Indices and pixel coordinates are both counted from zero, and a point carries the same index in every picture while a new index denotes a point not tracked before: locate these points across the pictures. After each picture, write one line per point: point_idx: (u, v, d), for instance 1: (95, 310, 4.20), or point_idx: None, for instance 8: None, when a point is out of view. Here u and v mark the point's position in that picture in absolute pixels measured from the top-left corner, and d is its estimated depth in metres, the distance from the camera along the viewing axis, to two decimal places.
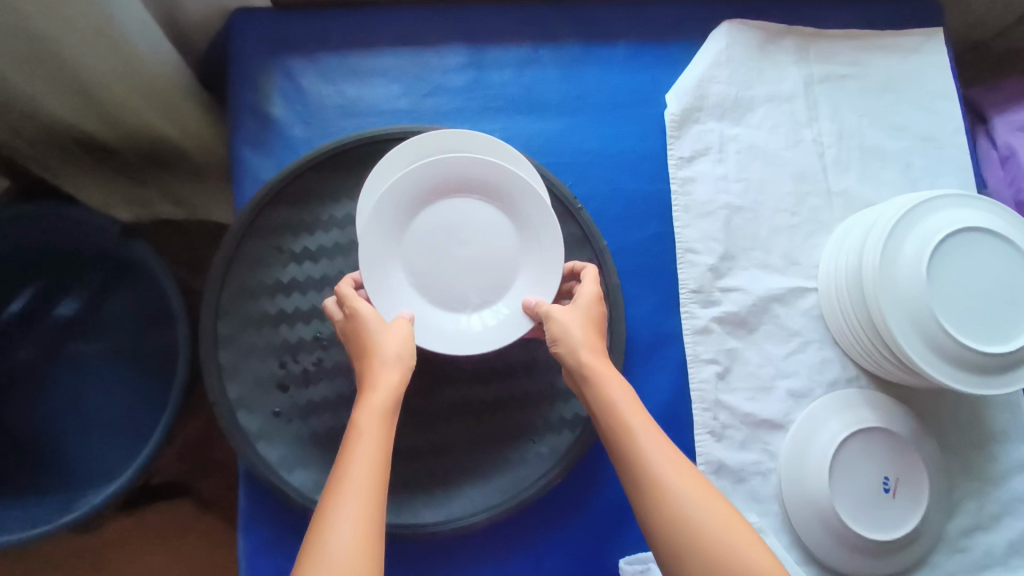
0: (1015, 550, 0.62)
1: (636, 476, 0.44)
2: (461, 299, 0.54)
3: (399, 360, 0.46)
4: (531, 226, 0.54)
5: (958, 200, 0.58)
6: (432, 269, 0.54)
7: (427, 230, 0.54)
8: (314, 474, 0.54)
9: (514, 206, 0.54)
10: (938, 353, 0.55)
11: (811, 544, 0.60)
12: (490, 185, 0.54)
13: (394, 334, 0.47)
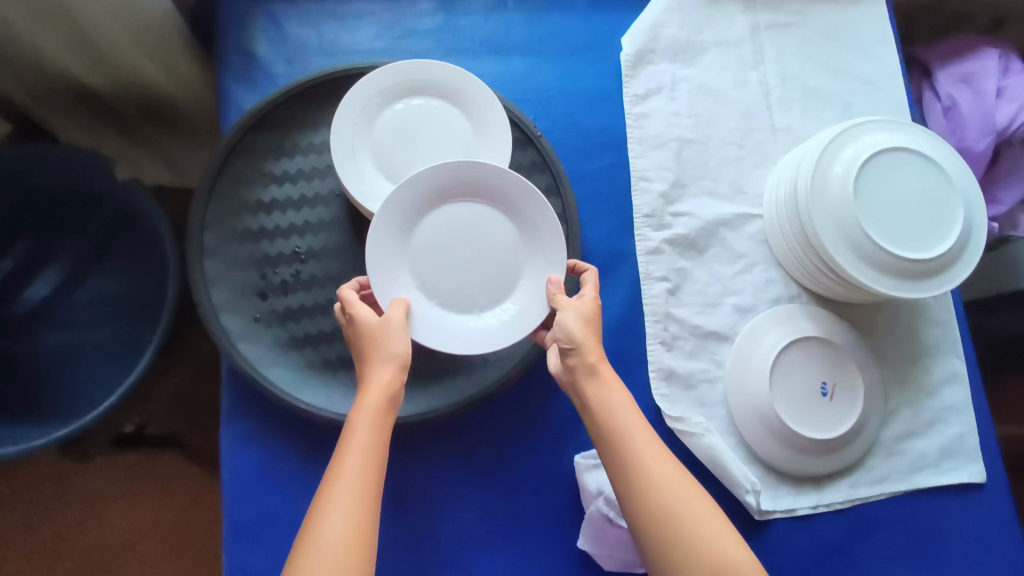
0: (947, 453, 0.67)
1: (623, 464, 0.50)
2: (467, 299, 0.58)
3: (391, 361, 0.52)
4: (537, 230, 0.58)
5: (880, 125, 0.64)
6: (437, 271, 0.58)
7: (432, 233, 0.58)
8: (291, 372, 0.61)
9: (516, 207, 0.58)
10: (864, 259, 0.60)
11: (756, 445, 0.64)
12: (495, 192, 0.58)
13: (396, 337, 0.53)
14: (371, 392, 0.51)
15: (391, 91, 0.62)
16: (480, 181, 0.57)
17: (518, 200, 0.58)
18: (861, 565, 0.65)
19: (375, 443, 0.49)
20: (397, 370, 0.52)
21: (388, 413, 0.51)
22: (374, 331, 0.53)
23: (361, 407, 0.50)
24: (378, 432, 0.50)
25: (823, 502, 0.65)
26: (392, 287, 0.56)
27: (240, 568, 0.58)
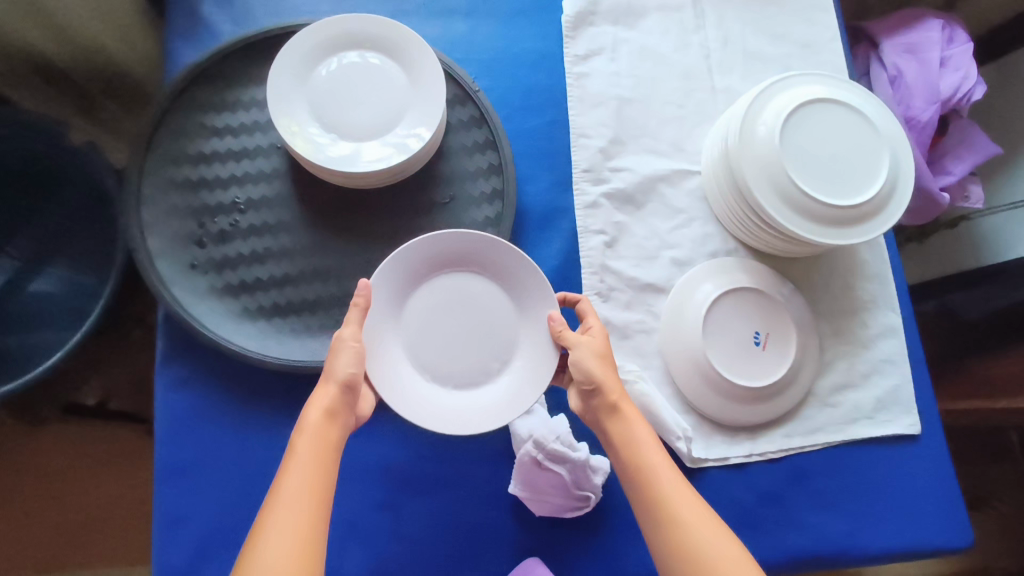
0: (882, 406, 0.69)
1: (652, 510, 0.52)
2: (469, 375, 0.59)
3: (334, 382, 0.52)
4: (529, 294, 0.59)
5: (804, 81, 0.66)
6: (436, 350, 0.59)
7: (426, 307, 0.59)
8: (227, 318, 0.63)
9: (495, 264, 0.59)
10: (789, 205, 0.62)
11: (690, 394, 0.65)
12: (485, 259, 0.59)
13: (346, 362, 0.53)
14: (312, 413, 0.51)
15: (329, 44, 0.65)
16: (468, 248, 0.58)
17: (507, 262, 0.58)
18: (795, 514, 0.66)
19: (319, 466, 0.49)
20: (340, 392, 0.52)
21: (330, 435, 0.51)
22: (330, 356, 0.53)
23: (305, 430, 0.50)
24: (320, 453, 0.50)
25: (757, 451, 0.66)
26: (395, 373, 0.56)
27: (169, 510, 0.61)
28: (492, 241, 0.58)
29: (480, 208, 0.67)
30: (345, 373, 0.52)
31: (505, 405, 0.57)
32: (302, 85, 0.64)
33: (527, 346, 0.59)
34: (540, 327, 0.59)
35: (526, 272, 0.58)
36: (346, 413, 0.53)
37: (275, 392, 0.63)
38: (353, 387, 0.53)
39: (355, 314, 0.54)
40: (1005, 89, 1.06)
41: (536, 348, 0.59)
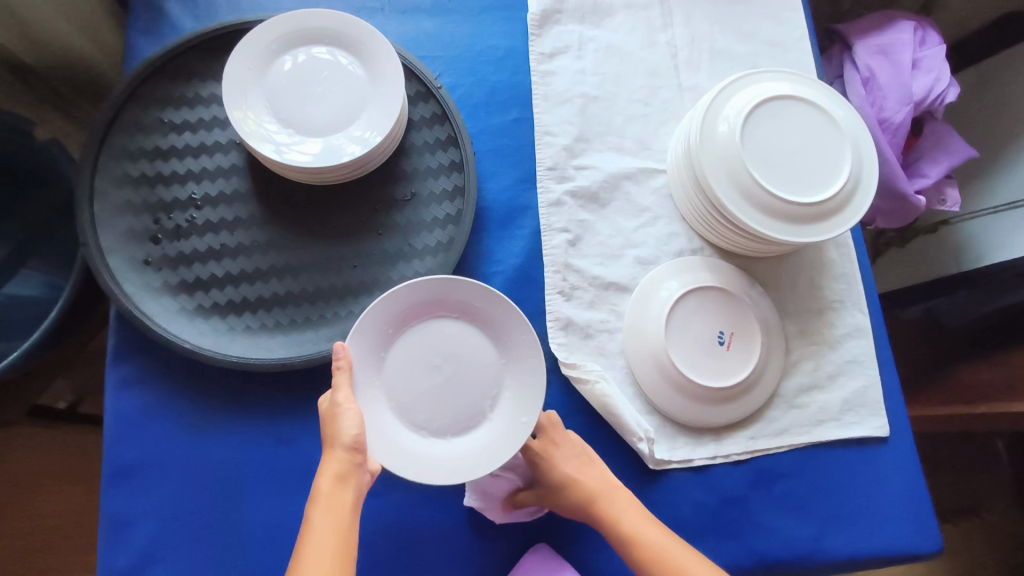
0: (849, 406, 0.68)
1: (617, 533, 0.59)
2: (461, 421, 0.60)
3: (339, 447, 0.53)
4: (508, 328, 0.61)
5: (765, 81, 0.67)
6: (425, 403, 0.60)
7: (408, 361, 0.61)
8: (182, 314, 0.63)
9: (452, 302, 0.62)
10: (751, 204, 0.63)
11: (653, 395, 0.65)
12: (459, 302, 0.62)
13: (349, 426, 0.53)
14: (323, 482, 0.52)
15: (288, 39, 0.65)
16: (441, 295, 0.61)
17: (480, 301, 0.61)
18: (758, 517, 0.65)
19: (337, 531, 0.50)
20: (347, 455, 0.52)
21: (344, 497, 0.51)
22: (331, 422, 0.54)
23: (317, 499, 0.51)
24: (335, 519, 0.50)
25: (721, 453, 0.66)
26: (391, 437, 0.58)
27: (118, 509, 0.61)
28: (465, 282, 0.60)
29: (441, 205, 0.67)
30: (351, 437, 0.53)
31: (499, 444, 0.59)
32: (260, 79, 0.64)
33: (513, 382, 0.61)
34: (523, 361, 0.61)
35: (498, 305, 0.60)
36: (358, 473, 0.53)
37: (230, 389, 0.64)
38: (359, 448, 0.53)
39: (343, 376, 0.55)
40: (985, 90, 1.05)
41: (520, 377, 0.61)
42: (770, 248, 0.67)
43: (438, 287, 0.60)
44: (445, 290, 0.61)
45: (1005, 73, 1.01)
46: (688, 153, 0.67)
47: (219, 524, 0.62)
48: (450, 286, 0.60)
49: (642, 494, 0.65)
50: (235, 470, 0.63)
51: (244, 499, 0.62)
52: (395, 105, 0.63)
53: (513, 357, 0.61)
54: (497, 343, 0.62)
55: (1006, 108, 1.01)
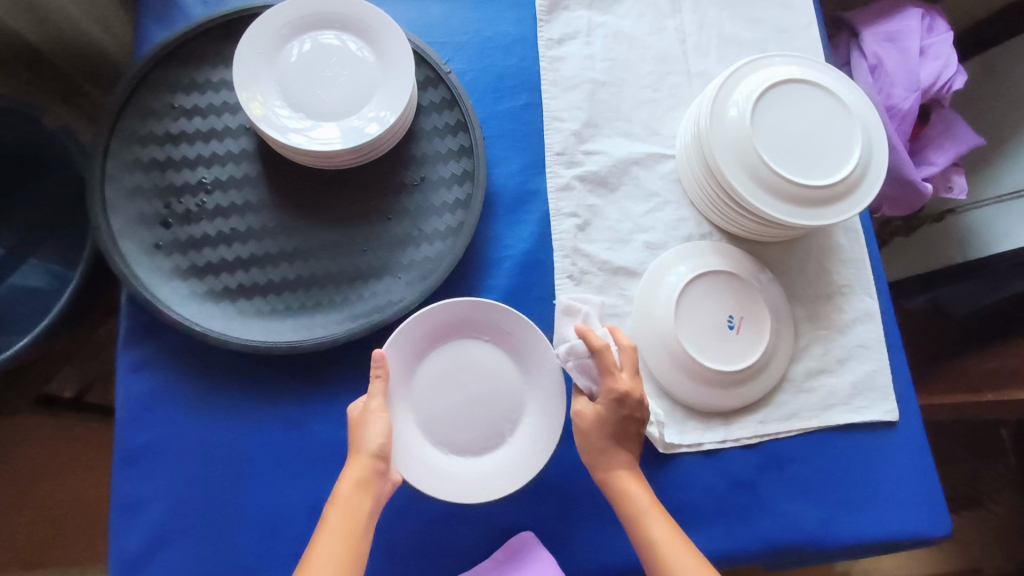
0: (858, 391, 0.69)
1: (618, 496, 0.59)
2: (483, 441, 0.62)
3: (365, 453, 0.54)
4: (533, 352, 0.64)
5: (773, 66, 0.67)
6: (449, 421, 0.62)
7: (436, 377, 0.63)
8: (193, 299, 0.63)
9: (484, 323, 0.64)
10: (763, 187, 0.63)
11: (663, 379, 0.66)
12: (490, 323, 0.64)
13: (376, 435, 0.55)
14: (344, 485, 0.53)
15: (298, 24, 0.66)
16: (473, 316, 0.64)
17: (510, 325, 0.64)
18: (768, 501, 0.66)
19: (349, 534, 0.52)
20: (370, 462, 0.54)
21: (364, 502, 0.53)
22: (358, 426, 0.56)
23: (337, 499, 0.53)
24: (351, 518, 0.52)
25: (731, 437, 0.66)
26: (418, 454, 0.60)
27: (129, 494, 0.62)
28: (497, 306, 0.63)
29: (451, 189, 0.68)
30: (377, 446, 0.55)
31: (520, 464, 0.61)
32: (271, 63, 0.65)
33: (535, 404, 0.64)
34: (546, 386, 0.63)
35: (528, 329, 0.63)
36: (379, 482, 0.54)
37: (240, 373, 0.65)
38: (383, 458, 0.55)
39: (379, 385, 0.57)
40: (989, 78, 1.05)
41: (546, 398, 0.63)
42: (779, 233, 0.68)
43: (471, 308, 0.63)
44: (476, 312, 0.64)
45: (1010, 61, 1.01)
46: (696, 137, 0.67)
47: (230, 507, 0.62)
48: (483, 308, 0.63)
49: (652, 478, 0.65)
50: (244, 455, 0.63)
51: (254, 482, 0.63)
52: (405, 89, 0.64)
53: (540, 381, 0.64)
54: (525, 367, 0.64)
55: (1011, 97, 1.01)
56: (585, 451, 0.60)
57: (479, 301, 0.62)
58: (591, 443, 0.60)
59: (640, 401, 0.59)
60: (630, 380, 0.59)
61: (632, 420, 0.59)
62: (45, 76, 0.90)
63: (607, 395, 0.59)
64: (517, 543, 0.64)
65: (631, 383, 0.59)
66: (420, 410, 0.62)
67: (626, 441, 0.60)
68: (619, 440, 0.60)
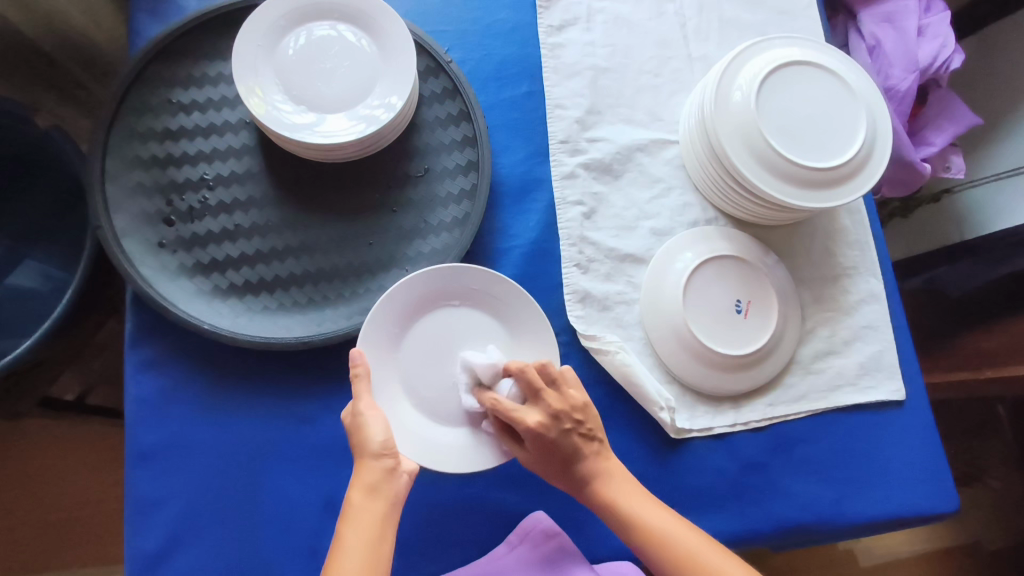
0: (865, 371, 0.71)
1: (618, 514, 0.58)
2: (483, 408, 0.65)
3: (369, 456, 0.54)
4: (513, 309, 0.66)
5: (767, 50, 0.69)
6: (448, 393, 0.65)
7: (422, 354, 0.65)
8: (202, 297, 0.65)
9: (447, 291, 0.66)
10: (769, 170, 0.64)
11: (670, 361, 0.68)
12: (456, 288, 0.66)
13: (376, 434, 0.55)
14: (355, 495, 0.53)
15: (295, 16, 0.66)
16: (438, 286, 0.65)
17: (477, 283, 0.66)
18: (779, 482, 0.68)
19: (368, 547, 0.50)
20: (377, 463, 0.54)
21: (376, 509, 0.52)
22: (355, 432, 0.55)
23: (349, 514, 0.52)
24: (366, 530, 0.51)
25: (741, 421, 0.68)
26: (424, 436, 0.63)
27: (142, 492, 0.63)
28: (460, 267, 0.65)
29: (455, 179, 0.70)
30: (378, 444, 0.54)
31: None
32: (270, 56, 0.65)
33: (526, 365, 0.65)
34: (533, 346, 0.65)
35: (497, 285, 0.65)
36: (390, 483, 0.54)
37: (248, 369, 0.66)
38: (389, 454, 0.55)
39: (362, 384, 0.57)
40: (987, 58, 1.05)
41: (535, 356, 0.65)
42: (785, 217, 0.69)
43: (435, 277, 0.64)
44: (439, 281, 0.66)
45: (1007, 39, 1.01)
46: (701, 122, 0.69)
47: (255, 500, 0.64)
48: (446, 274, 0.65)
49: (665, 462, 0.67)
50: (267, 449, 0.65)
51: (279, 476, 0.65)
52: (408, 75, 0.65)
53: (522, 337, 0.66)
54: (501, 323, 0.67)
55: (1008, 77, 1.01)
56: (568, 489, 0.61)
57: (440, 268, 0.64)
58: (561, 476, 0.60)
59: (556, 419, 0.58)
60: (534, 413, 0.58)
61: (563, 438, 0.58)
62: (34, 63, 0.89)
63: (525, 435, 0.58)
64: (530, 520, 0.66)
65: (538, 413, 0.58)
66: (415, 391, 0.64)
67: (578, 455, 0.59)
68: (570, 460, 0.59)
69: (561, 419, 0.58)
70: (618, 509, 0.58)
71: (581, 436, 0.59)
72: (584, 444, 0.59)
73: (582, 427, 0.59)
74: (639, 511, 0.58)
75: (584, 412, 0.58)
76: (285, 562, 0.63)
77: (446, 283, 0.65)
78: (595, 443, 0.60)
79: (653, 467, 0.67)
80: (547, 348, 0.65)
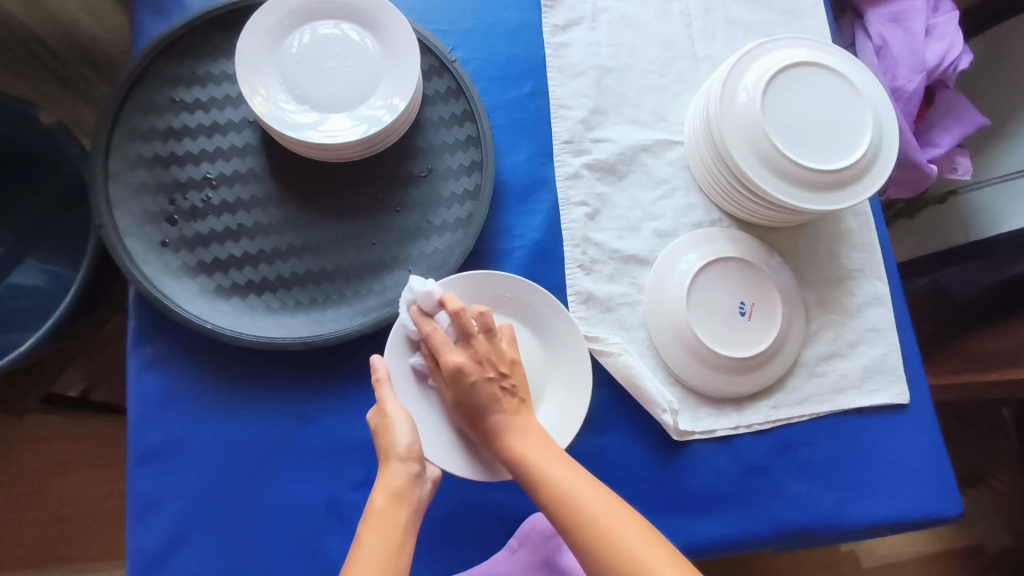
0: (869, 374, 0.71)
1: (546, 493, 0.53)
2: None
3: (396, 459, 0.54)
4: (547, 319, 0.66)
5: (772, 50, 0.68)
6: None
7: None
8: (203, 297, 0.65)
9: (480, 298, 0.66)
10: (773, 172, 0.64)
11: (673, 363, 0.67)
12: (487, 295, 0.66)
13: (400, 436, 0.55)
14: (378, 497, 0.53)
15: (299, 14, 0.65)
16: (469, 292, 0.65)
17: (510, 291, 0.65)
18: (781, 485, 0.67)
19: (388, 552, 0.50)
20: (402, 467, 0.54)
21: (399, 515, 0.52)
22: (383, 433, 0.56)
23: (370, 517, 0.52)
24: (385, 536, 0.51)
25: (744, 423, 0.68)
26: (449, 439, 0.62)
27: (145, 491, 0.63)
28: (496, 275, 0.65)
29: (459, 180, 0.70)
30: (404, 447, 0.55)
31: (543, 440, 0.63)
32: (274, 55, 0.65)
33: (559, 378, 0.66)
34: (567, 361, 0.66)
35: (532, 295, 0.65)
36: (412, 492, 0.54)
37: (252, 368, 0.66)
38: (413, 458, 0.55)
39: (385, 389, 0.58)
40: (994, 58, 1.04)
41: (569, 369, 0.66)
42: (790, 219, 0.69)
43: (470, 285, 0.64)
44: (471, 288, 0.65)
45: (1014, 40, 1.00)
46: (706, 123, 0.68)
47: (260, 498, 0.64)
48: (477, 280, 0.64)
49: (666, 465, 0.67)
50: (269, 449, 0.65)
51: (281, 475, 0.65)
52: (412, 74, 0.64)
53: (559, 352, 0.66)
54: (538, 335, 0.66)
55: (1016, 77, 1.00)
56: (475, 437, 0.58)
57: (474, 275, 0.63)
58: (470, 422, 0.58)
59: (480, 364, 0.57)
60: (461, 354, 0.58)
61: (482, 382, 0.57)
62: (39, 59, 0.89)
63: (446, 373, 0.58)
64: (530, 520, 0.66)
65: (464, 355, 0.58)
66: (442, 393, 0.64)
67: (494, 405, 0.57)
68: (485, 410, 0.57)
69: (485, 366, 0.58)
70: (524, 461, 0.55)
71: (502, 389, 0.58)
72: (504, 399, 0.57)
73: (504, 380, 0.58)
74: (543, 467, 0.54)
75: (510, 366, 0.58)
76: (287, 562, 0.63)
77: (480, 289, 0.65)
78: (514, 400, 0.58)
79: (655, 470, 0.67)
80: (581, 365, 0.65)
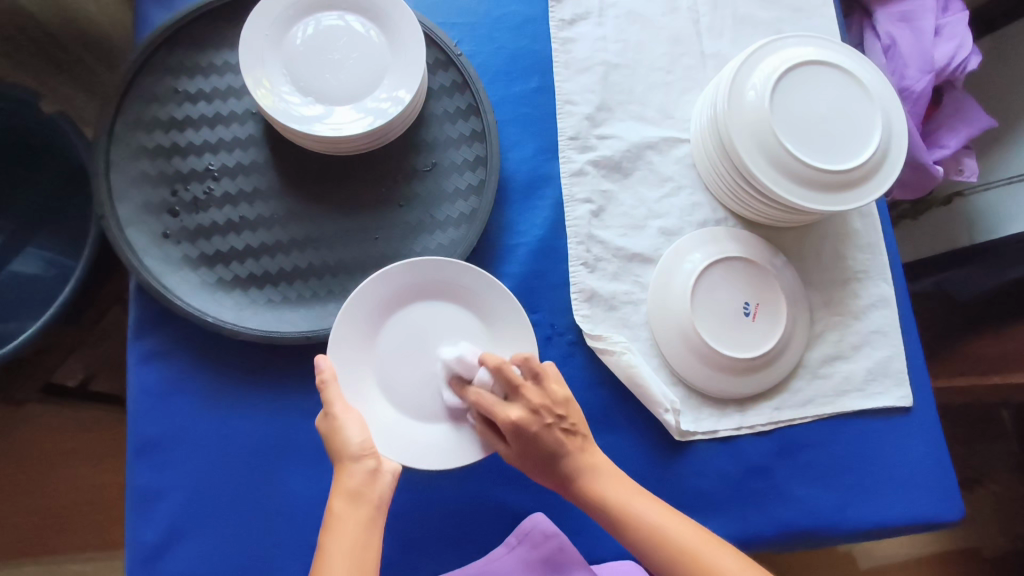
0: (872, 376, 0.70)
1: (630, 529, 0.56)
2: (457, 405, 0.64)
3: (348, 457, 0.54)
4: (495, 305, 0.65)
5: (781, 48, 0.68)
6: (421, 388, 0.64)
7: (399, 345, 0.65)
8: (206, 290, 0.65)
9: (421, 285, 0.65)
10: (782, 171, 0.64)
11: (675, 362, 0.67)
12: (435, 281, 0.65)
13: (353, 435, 0.54)
14: (338, 499, 0.52)
15: (304, 5, 0.65)
16: (408, 282, 0.65)
17: (456, 278, 0.65)
18: (784, 487, 0.67)
19: (354, 552, 0.50)
20: (357, 466, 0.53)
21: (360, 513, 0.52)
22: (334, 435, 0.55)
23: (331, 522, 0.51)
24: (350, 534, 0.50)
25: (746, 424, 0.68)
26: (401, 429, 0.62)
27: (143, 483, 0.63)
28: (440, 262, 0.64)
29: (462, 174, 0.69)
30: (357, 446, 0.54)
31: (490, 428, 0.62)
32: (278, 46, 0.64)
33: None
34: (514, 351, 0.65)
35: (477, 281, 0.64)
36: (373, 485, 0.53)
37: (250, 363, 0.66)
38: (368, 454, 0.54)
39: (332, 389, 0.56)
40: (1003, 59, 1.03)
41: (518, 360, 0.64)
42: (795, 219, 0.68)
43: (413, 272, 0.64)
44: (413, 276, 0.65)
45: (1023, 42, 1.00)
46: (713, 121, 0.68)
47: (260, 493, 0.64)
48: (413, 269, 0.64)
49: (667, 465, 0.67)
50: (269, 444, 0.64)
51: (281, 468, 0.64)
52: (417, 66, 0.64)
53: (517, 349, 0.65)
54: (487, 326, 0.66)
55: None
56: (553, 481, 0.59)
57: (412, 263, 0.63)
58: (545, 468, 0.58)
59: (537, 413, 0.57)
60: (516, 409, 0.57)
61: (545, 432, 0.57)
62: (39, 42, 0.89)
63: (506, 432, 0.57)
64: (529, 521, 0.66)
65: (520, 408, 0.57)
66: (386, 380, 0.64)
67: (561, 449, 0.57)
68: (553, 456, 0.57)
69: (543, 413, 0.57)
70: (603, 499, 0.57)
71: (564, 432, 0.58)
72: (566, 440, 0.58)
73: (563, 422, 0.58)
74: (625, 500, 0.57)
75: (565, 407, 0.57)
76: (287, 557, 0.63)
77: (424, 281, 0.65)
78: (579, 438, 0.58)
79: (656, 470, 0.66)
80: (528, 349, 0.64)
